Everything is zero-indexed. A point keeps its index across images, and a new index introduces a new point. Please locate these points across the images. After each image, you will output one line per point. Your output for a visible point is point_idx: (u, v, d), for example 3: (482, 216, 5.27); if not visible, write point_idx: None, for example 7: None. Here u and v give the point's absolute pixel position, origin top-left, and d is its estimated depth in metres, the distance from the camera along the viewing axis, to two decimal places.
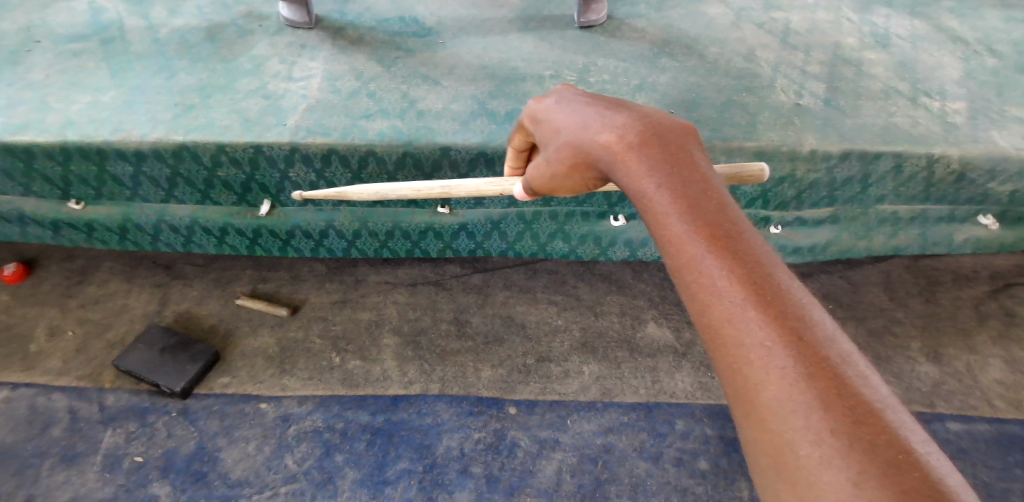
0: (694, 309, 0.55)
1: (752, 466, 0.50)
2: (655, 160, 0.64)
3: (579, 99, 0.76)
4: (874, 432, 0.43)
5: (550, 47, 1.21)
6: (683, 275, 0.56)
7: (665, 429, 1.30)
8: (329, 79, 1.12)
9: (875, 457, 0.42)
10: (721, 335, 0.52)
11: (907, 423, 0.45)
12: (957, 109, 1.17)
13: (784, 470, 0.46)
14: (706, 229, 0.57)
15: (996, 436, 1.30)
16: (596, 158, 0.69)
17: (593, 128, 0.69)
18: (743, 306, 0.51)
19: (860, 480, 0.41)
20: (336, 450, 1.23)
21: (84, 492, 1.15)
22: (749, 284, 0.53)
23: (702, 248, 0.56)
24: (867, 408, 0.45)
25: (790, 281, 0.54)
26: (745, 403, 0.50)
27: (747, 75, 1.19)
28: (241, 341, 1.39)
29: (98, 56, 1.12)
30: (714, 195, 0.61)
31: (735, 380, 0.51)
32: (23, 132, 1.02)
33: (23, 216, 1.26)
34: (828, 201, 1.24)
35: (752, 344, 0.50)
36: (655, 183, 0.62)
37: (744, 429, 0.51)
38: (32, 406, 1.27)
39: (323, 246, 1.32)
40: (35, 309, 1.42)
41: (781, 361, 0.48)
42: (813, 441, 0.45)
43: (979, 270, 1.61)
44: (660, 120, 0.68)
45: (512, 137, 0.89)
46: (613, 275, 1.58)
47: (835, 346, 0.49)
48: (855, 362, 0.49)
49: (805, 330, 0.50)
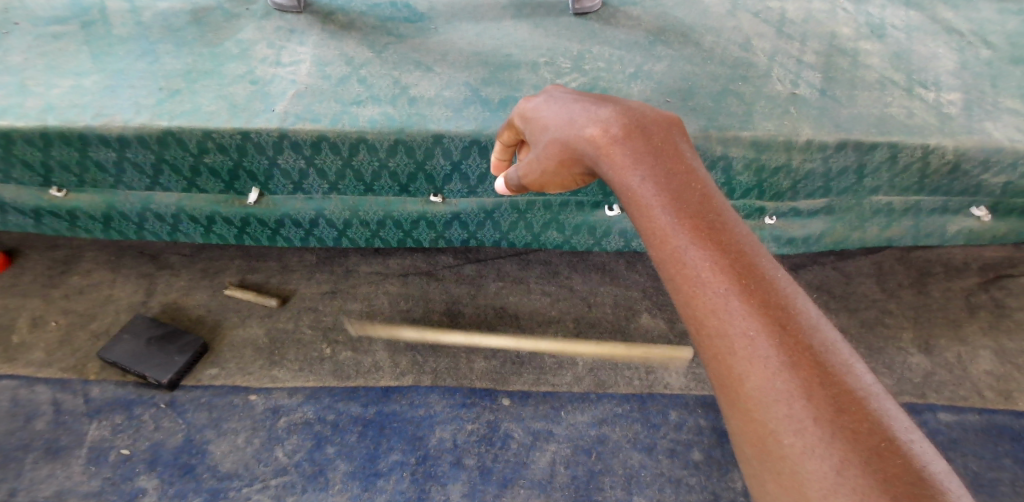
0: (679, 301, 0.54)
1: (738, 457, 0.50)
2: (640, 153, 0.62)
3: (565, 95, 0.74)
4: (856, 421, 0.43)
5: (544, 35, 1.19)
6: (667, 267, 0.55)
7: (659, 420, 1.29)
8: (318, 64, 1.09)
9: (857, 446, 0.41)
10: (705, 326, 0.51)
11: (890, 410, 0.44)
12: (952, 100, 1.16)
13: (769, 459, 0.45)
14: (690, 220, 0.56)
15: (985, 426, 1.31)
16: (582, 153, 0.67)
17: (578, 122, 0.68)
18: (726, 297, 0.50)
19: (844, 468, 0.41)
20: (327, 442, 1.22)
21: (69, 485, 1.13)
22: (732, 274, 0.52)
23: (686, 239, 0.54)
24: (850, 396, 0.44)
25: (773, 269, 0.53)
26: (730, 394, 0.49)
27: (742, 64, 1.18)
28: (229, 332, 1.37)
29: (80, 39, 1.09)
30: (698, 185, 0.59)
31: (720, 371, 0.50)
32: (1, 116, 0.98)
33: (3, 204, 1.22)
34: (823, 192, 1.24)
35: (735, 333, 0.49)
36: (639, 175, 0.60)
37: (729, 420, 0.50)
38: (15, 398, 1.24)
39: (313, 235, 1.30)
40: (17, 299, 1.39)
41: (765, 351, 0.47)
42: (797, 431, 0.44)
43: (970, 262, 1.62)
44: (644, 112, 0.67)
45: (500, 132, 0.86)
46: (607, 266, 1.58)
47: (819, 334, 0.49)
48: (838, 349, 0.48)
49: (789, 319, 0.49)
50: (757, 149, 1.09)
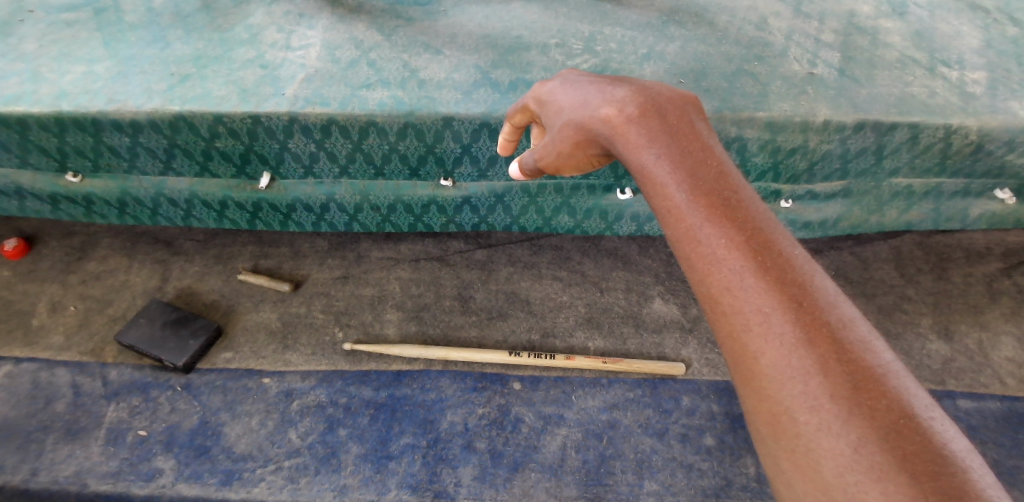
0: (692, 279, 0.53)
1: (752, 436, 0.49)
2: (655, 131, 0.61)
3: (581, 78, 0.73)
4: (873, 397, 0.42)
5: (554, 16, 1.17)
6: (680, 245, 0.54)
7: (671, 406, 1.29)
8: (328, 48, 1.09)
9: (875, 423, 0.41)
10: (719, 304, 0.50)
11: (909, 387, 0.43)
12: (976, 78, 1.12)
13: (783, 438, 0.45)
14: (704, 197, 0.54)
15: (1006, 413, 1.29)
16: (597, 134, 0.66)
17: (593, 103, 0.67)
18: (741, 273, 0.49)
19: (860, 445, 0.40)
20: (340, 425, 1.23)
21: (88, 465, 1.15)
22: (748, 250, 0.50)
23: (700, 216, 0.53)
24: (867, 372, 0.43)
25: (791, 247, 0.52)
26: (744, 372, 0.48)
27: (758, 44, 1.15)
28: (242, 317, 1.38)
29: (91, 26, 1.09)
30: (713, 162, 0.58)
31: (734, 349, 0.49)
32: (15, 103, 0.99)
33: (21, 190, 1.24)
34: (840, 174, 1.21)
35: (749, 311, 0.48)
36: (654, 153, 0.59)
37: (743, 399, 0.49)
38: (36, 381, 1.26)
39: (324, 220, 1.31)
40: (36, 285, 1.41)
41: (780, 327, 0.46)
42: (811, 408, 0.43)
43: (992, 247, 1.58)
44: (660, 91, 0.65)
45: (511, 113, 0.83)
46: (619, 251, 1.56)
47: (836, 310, 0.48)
48: (857, 326, 0.47)
49: (805, 296, 0.48)
50: (772, 130, 1.07)
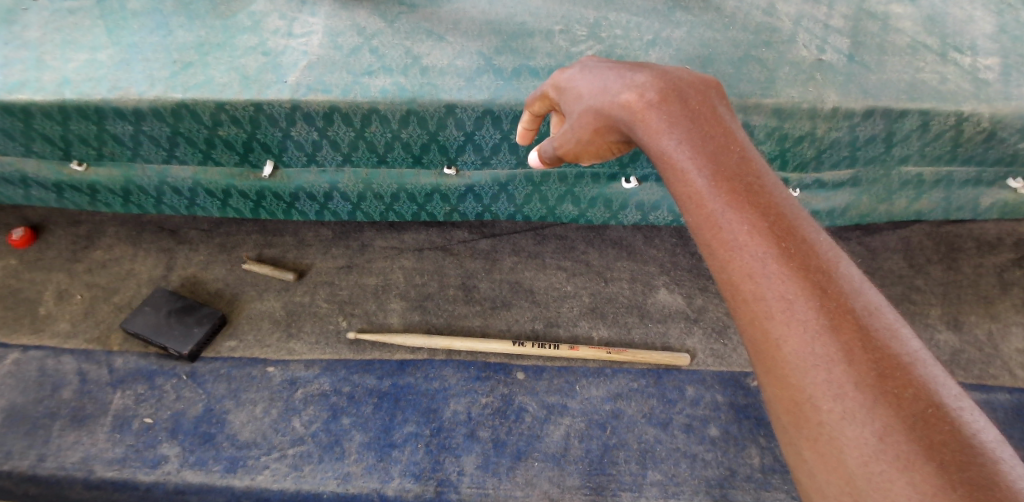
0: (712, 266, 0.52)
1: (774, 424, 0.48)
2: (675, 116, 0.60)
3: (601, 63, 0.71)
4: (901, 386, 0.41)
5: (559, 2, 1.16)
6: (700, 230, 0.53)
7: (675, 396, 1.28)
8: (330, 35, 1.08)
9: (901, 412, 0.40)
10: (739, 291, 0.49)
11: (936, 376, 0.42)
12: (989, 64, 1.10)
13: (806, 426, 0.44)
14: (727, 183, 0.53)
15: (1016, 405, 1.27)
16: (617, 119, 0.65)
17: (613, 89, 0.65)
18: (763, 259, 0.48)
19: (885, 434, 0.39)
20: (343, 413, 1.23)
21: (94, 452, 1.16)
22: (771, 235, 0.49)
23: (721, 202, 0.52)
24: (893, 361, 0.42)
25: (814, 233, 0.51)
26: (766, 359, 0.47)
27: (766, 30, 1.13)
28: (246, 305, 1.38)
29: (94, 14, 1.09)
30: (735, 148, 0.57)
31: (755, 337, 0.48)
32: (19, 91, 0.99)
33: (26, 178, 1.25)
34: (848, 161, 1.20)
35: (772, 298, 0.47)
36: (675, 138, 0.58)
37: (764, 386, 0.48)
38: (42, 368, 1.28)
39: (327, 209, 1.31)
40: (43, 274, 1.42)
41: (803, 314, 0.45)
42: (835, 396, 0.42)
43: (1004, 238, 1.56)
44: (681, 76, 0.64)
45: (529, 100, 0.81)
46: (624, 241, 1.56)
47: (861, 298, 0.46)
48: (882, 313, 0.46)
49: (829, 283, 0.47)
50: (779, 118, 1.05)
